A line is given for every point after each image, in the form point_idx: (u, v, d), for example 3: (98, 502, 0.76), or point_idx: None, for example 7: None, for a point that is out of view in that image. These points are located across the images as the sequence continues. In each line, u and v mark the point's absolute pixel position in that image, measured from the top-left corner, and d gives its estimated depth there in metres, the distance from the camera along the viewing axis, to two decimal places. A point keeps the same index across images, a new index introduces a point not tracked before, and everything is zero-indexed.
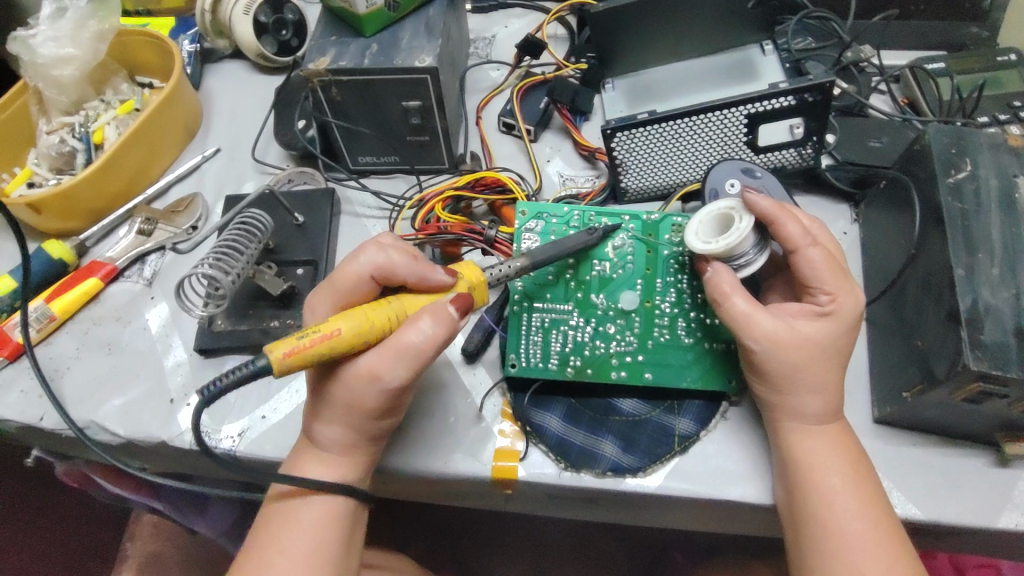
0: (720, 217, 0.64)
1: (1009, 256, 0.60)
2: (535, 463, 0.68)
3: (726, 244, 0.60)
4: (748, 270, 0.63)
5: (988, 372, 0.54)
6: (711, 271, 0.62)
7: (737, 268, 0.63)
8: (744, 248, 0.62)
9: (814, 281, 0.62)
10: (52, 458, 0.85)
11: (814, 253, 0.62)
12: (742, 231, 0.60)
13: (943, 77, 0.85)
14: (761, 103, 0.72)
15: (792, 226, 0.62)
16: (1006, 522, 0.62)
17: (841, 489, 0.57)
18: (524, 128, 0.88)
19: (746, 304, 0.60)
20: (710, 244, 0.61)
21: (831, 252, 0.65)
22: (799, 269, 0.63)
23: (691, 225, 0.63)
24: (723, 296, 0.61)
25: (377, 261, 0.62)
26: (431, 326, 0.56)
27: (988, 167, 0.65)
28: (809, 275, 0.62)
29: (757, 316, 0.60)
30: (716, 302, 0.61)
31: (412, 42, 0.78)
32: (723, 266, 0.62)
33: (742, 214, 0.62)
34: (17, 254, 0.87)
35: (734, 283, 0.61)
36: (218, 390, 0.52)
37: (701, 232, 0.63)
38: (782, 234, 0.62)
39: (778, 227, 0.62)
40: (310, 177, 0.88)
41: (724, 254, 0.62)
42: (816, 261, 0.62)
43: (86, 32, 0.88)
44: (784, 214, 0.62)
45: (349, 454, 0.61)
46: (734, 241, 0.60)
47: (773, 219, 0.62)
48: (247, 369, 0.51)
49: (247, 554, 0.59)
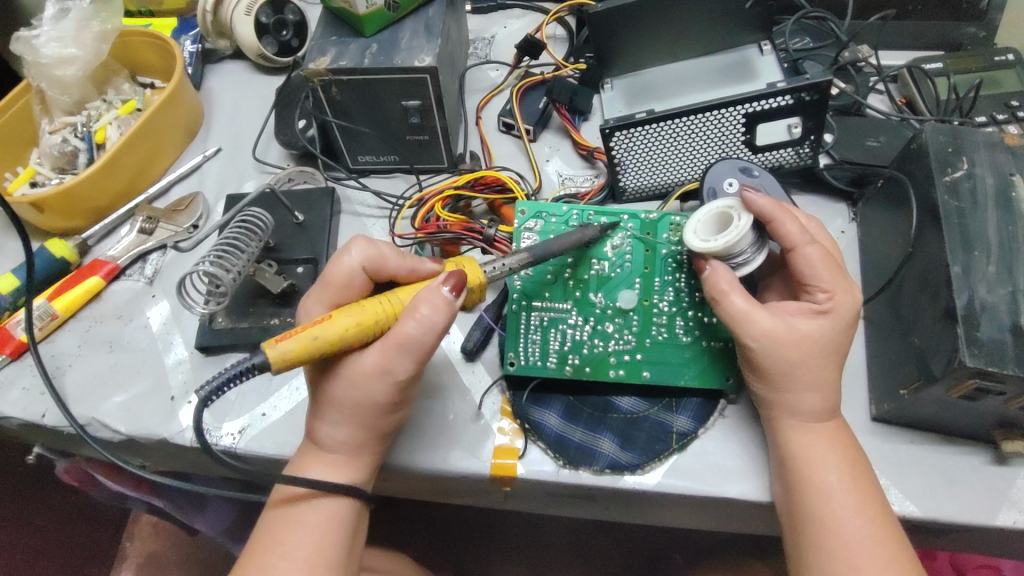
0: (719, 216, 0.64)
1: (1006, 254, 0.60)
2: (534, 461, 0.68)
3: (725, 242, 0.61)
4: (747, 269, 0.64)
5: (984, 368, 0.55)
6: (710, 270, 0.62)
7: (736, 266, 0.64)
8: (743, 247, 0.62)
9: (812, 279, 0.62)
10: (53, 456, 0.85)
11: (812, 251, 0.62)
12: (741, 229, 0.60)
13: (941, 77, 0.86)
14: (759, 103, 0.72)
15: (791, 225, 0.62)
16: (1004, 519, 0.62)
17: (839, 486, 0.58)
18: (524, 128, 0.88)
19: (744, 302, 0.60)
20: (708, 242, 0.62)
21: (829, 250, 0.65)
22: (797, 267, 0.63)
23: (690, 224, 0.64)
24: (721, 295, 0.61)
25: (368, 254, 0.62)
26: (429, 315, 0.55)
27: (985, 166, 0.65)
28: (807, 273, 0.62)
29: (755, 314, 0.60)
30: (715, 301, 0.62)
31: (412, 42, 0.78)
32: (722, 265, 0.62)
33: (740, 213, 0.62)
34: (20, 253, 0.87)
35: (732, 282, 0.61)
36: (212, 389, 0.52)
37: (699, 231, 0.63)
38: (780, 232, 0.63)
39: (776, 225, 0.63)
40: (310, 176, 0.89)
41: (723, 252, 0.62)
42: (814, 259, 0.62)
43: (89, 33, 0.89)
44: (782, 212, 0.62)
45: (347, 451, 0.61)
46: (733, 240, 0.60)
47: (772, 218, 0.62)
48: (245, 363, 0.52)
49: (248, 555, 0.59)
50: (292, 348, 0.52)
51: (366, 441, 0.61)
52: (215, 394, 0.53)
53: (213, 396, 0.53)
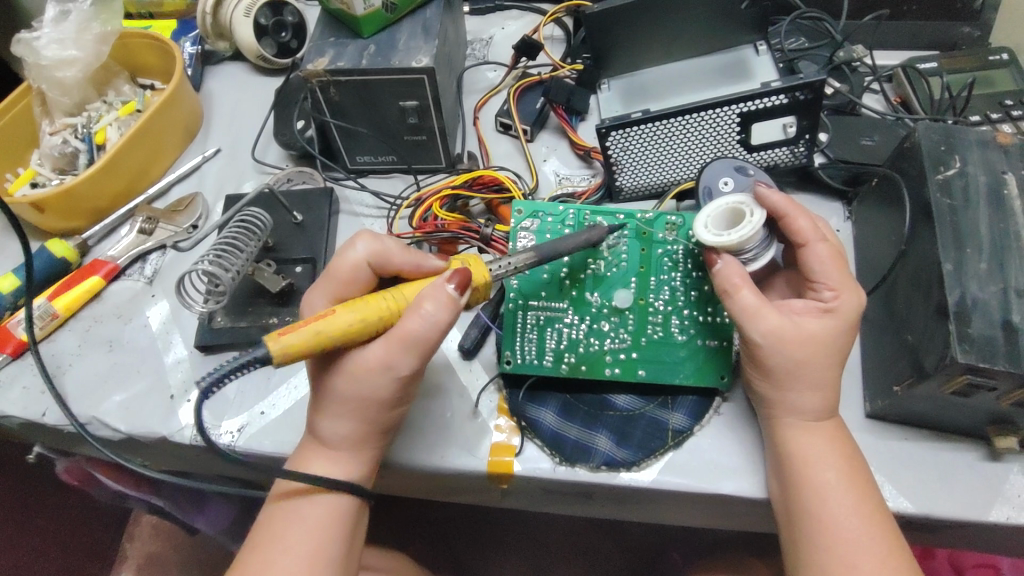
0: (731, 211, 0.64)
1: (998, 250, 0.61)
2: (531, 458, 0.69)
3: (740, 236, 0.61)
4: (755, 265, 0.64)
5: (975, 364, 0.55)
6: (722, 263, 0.63)
7: (745, 262, 0.64)
8: (754, 243, 0.63)
9: (819, 276, 0.62)
10: (53, 455, 0.86)
11: (822, 248, 0.63)
12: (755, 225, 0.61)
13: (935, 76, 0.86)
14: (753, 102, 0.72)
15: (803, 221, 0.63)
16: (998, 515, 0.62)
17: (835, 483, 0.58)
18: (521, 129, 0.89)
19: (754, 297, 0.61)
20: (721, 237, 0.62)
21: (838, 249, 0.65)
22: (806, 263, 0.63)
23: (701, 218, 0.63)
24: (733, 289, 0.61)
25: (373, 249, 0.63)
26: (433, 311, 0.56)
27: (977, 164, 0.65)
28: (815, 268, 0.63)
29: (763, 310, 0.60)
30: (725, 295, 0.62)
31: (410, 42, 0.79)
32: (733, 259, 0.63)
33: (752, 209, 0.62)
34: (21, 253, 0.88)
35: (744, 275, 0.62)
36: (214, 379, 0.53)
37: (712, 225, 0.63)
38: (792, 228, 0.64)
39: (788, 221, 0.64)
40: (309, 177, 0.90)
41: (735, 247, 0.62)
42: (823, 256, 0.63)
43: (89, 34, 0.89)
44: (795, 209, 0.63)
45: (349, 447, 0.61)
46: (747, 234, 0.61)
47: (783, 215, 0.64)
48: (246, 357, 0.52)
49: (248, 552, 0.59)
50: (295, 342, 0.52)
51: (365, 440, 0.62)
52: (217, 384, 0.53)
53: (213, 387, 0.53)
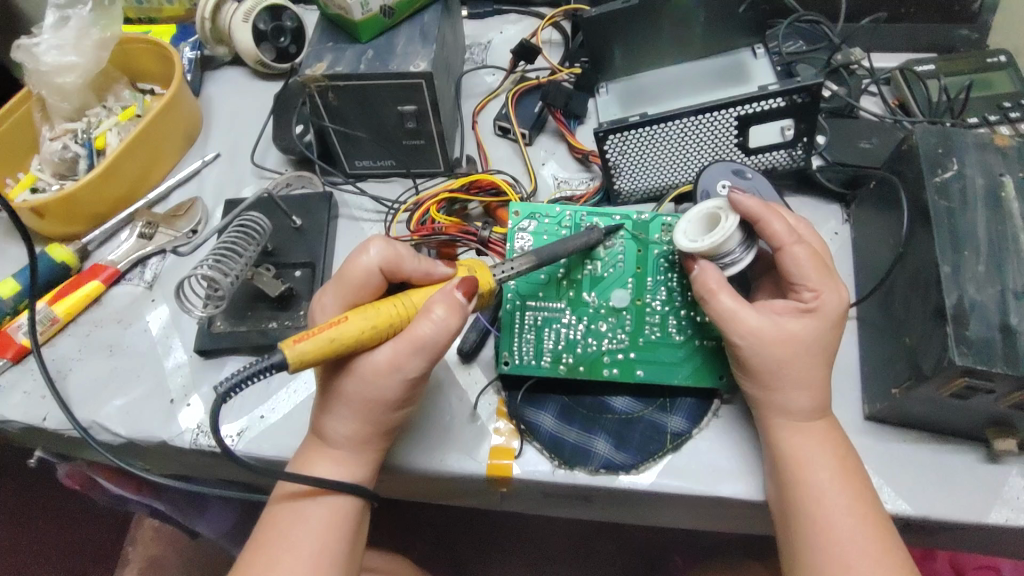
0: (708, 217, 0.65)
1: (995, 253, 0.61)
2: (530, 461, 0.69)
3: (712, 242, 0.61)
4: (735, 269, 0.64)
5: (972, 367, 0.55)
6: (699, 270, 0.63)
7: (724, 266, 0.64)
8: (731, 247, 0.63)
9: (798, 279, 0.62)
10: (54, 459, 0.86)
11: (799, 251, 0.62)
12: (727, 230, 0.61)
13: (933, 79, 0.86)
14: (749, 105, 0.73)
15: (778, 225, 0.62)
16: (996, 517, 0.62)
17: (830, 485, 0.58)
18: (519, 132, 0.89)
19: (731, 300, 0.61)
20: (697, 242, 0.62)
21: (818, 251, 0.65)
22: (785, 266, 0.63)
23: (680, 224, 0.65)
24: (710, 294, 0.61)
25: (386, 254, 0.62)
26: (443, 316, 0.57)
27: (975, 166, 0.66)
28: (794, 272, 0.62)
29: (742, 313, 0.60)
30: (703, 299, 0.62)
31: (407, 47, 0.79)
32: (711, 265, 0.63)
33: (728, 214, 0.63)
34: (21, 258, 0.88)
35: (720, 280, 0.62)
36: (231, 385, 0.52)
37: (689, 231, 0.64)
38: (768, 231, 0.62)
39: (763, 225, 0.62)
40: (308, 181, 0.91)
41: (711, 253, 0.63)
42: (801, 258, 0.62)
43: (88, 40, 0.90)
44: (769, 212, 0.62)
45: (351, 449, 0.62)
46: (720, 240, 0.61)
47: (758, 218, 0.62)
48: (262, 363, 0.51)
49: (248, 556, 0.59)
50: (311, 349, 0.52)
51: (364, 443, 0.62)
52: (234, 390, 0.52)
53: (230, 393, 0.52)
